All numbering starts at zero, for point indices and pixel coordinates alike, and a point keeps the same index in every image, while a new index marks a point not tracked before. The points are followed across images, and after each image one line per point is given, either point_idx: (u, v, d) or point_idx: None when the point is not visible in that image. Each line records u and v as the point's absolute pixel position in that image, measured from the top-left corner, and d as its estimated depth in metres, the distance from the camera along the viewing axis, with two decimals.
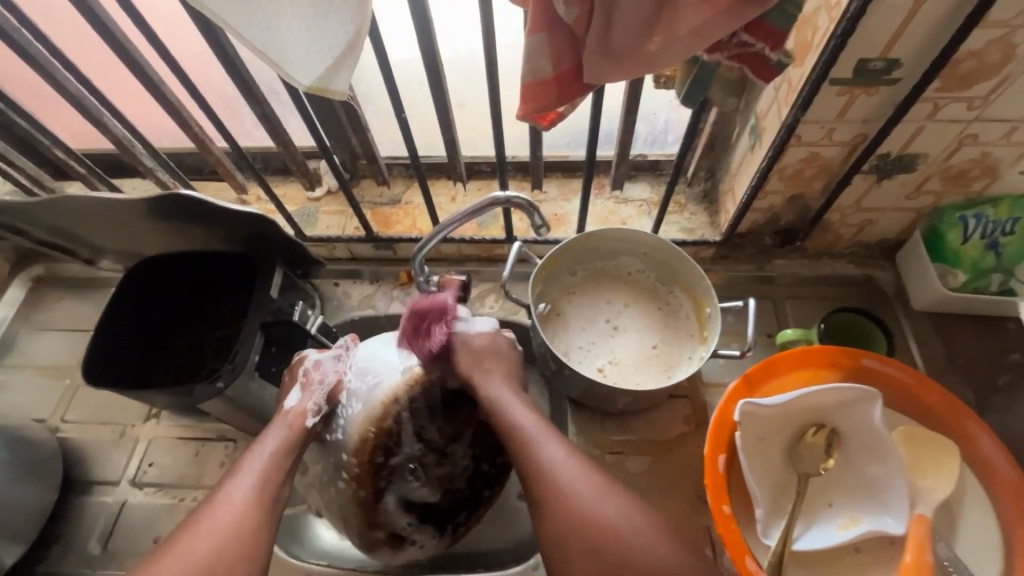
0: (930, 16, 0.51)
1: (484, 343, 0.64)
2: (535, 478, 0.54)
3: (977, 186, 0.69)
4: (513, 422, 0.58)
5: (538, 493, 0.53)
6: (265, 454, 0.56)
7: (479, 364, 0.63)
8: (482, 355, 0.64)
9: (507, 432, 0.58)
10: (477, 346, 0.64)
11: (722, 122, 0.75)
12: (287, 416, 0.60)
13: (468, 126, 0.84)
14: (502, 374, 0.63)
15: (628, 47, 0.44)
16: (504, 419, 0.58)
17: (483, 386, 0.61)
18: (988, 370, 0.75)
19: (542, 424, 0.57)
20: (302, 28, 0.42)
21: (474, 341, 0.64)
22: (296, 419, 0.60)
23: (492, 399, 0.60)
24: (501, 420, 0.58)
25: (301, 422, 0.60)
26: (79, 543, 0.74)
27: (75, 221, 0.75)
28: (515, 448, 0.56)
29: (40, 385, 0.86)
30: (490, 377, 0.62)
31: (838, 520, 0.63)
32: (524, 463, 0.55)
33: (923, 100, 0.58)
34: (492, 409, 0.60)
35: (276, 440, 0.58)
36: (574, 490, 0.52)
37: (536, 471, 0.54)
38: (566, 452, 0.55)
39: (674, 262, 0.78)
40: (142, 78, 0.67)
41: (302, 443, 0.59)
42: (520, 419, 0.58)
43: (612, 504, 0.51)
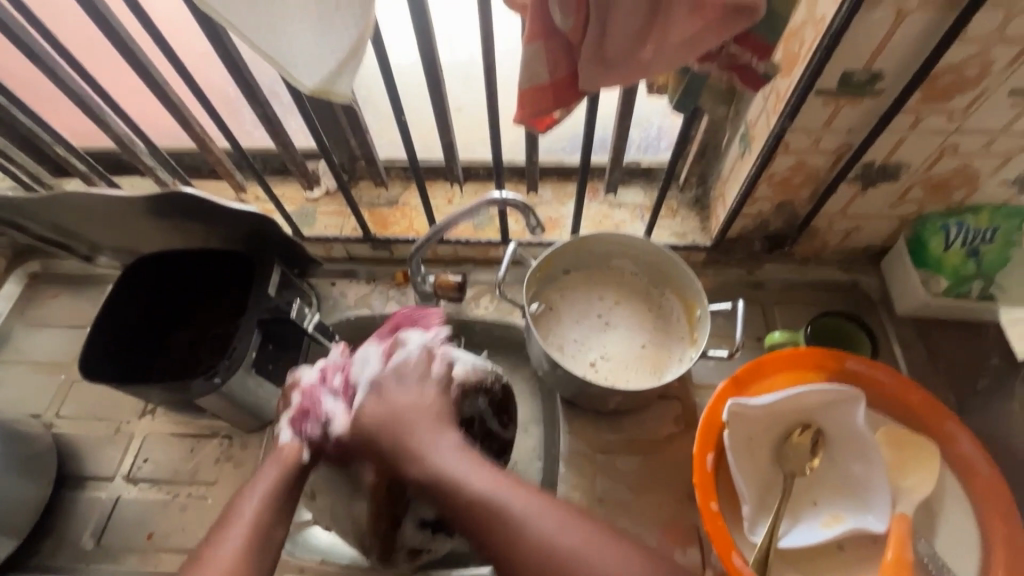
0: (911, 30, 0.53)
1: (399, 403, 0.55)
2: (514, 561, 0.46)
3: (958, 195, 0.72)
4: (466, 495, 0.49)
5: (519, 569, 0.46)
6: (254, 501, 0.53)
7: (404, 435, 0.53)
8: (399, 415, 0.54)
9: (461, 511, 0.49)
10: (370, 412, 0.56)
11: (713, 129, 0.77)
12: (282, 452, 0.57)
13: (466, 130, 0.85)
14: (433, 431, 0.53)
15: (621, 56, 0.45)
16: (452, 495, 0.49)
17: (419, 459, 0.52)
18: (969, 374, 0.78)
19: (496, 486, 0.49)
20: (308, 32, 0.44)
21: (378, 405, 0.56)
22: (290, 456, 0.57)
23: (432, 475, 0.50)
24: (450, 496, 0.49)
25: (295, 458, 0.57)
26: (72, 537, 0.74)
27: (75, 217, 0.76)
28: (475, 524, 0.48)
29: (35, 380, 0.86)
30: (421, 446, 0.52)
31: (821, 518, 0.65)
32: (498, 546, 0.47)
33: (905, 111, 0.61)
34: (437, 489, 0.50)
35: (270, 478, 0.55)
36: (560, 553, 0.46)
37: (509, 545, 0.47)
38: (534, 517, 0.48)
39: (666, 265, 0.80)
40: (146, 77, 0.68)
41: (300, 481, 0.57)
42: (471, 491, 0.49)
43: (603, 558, 0.47)
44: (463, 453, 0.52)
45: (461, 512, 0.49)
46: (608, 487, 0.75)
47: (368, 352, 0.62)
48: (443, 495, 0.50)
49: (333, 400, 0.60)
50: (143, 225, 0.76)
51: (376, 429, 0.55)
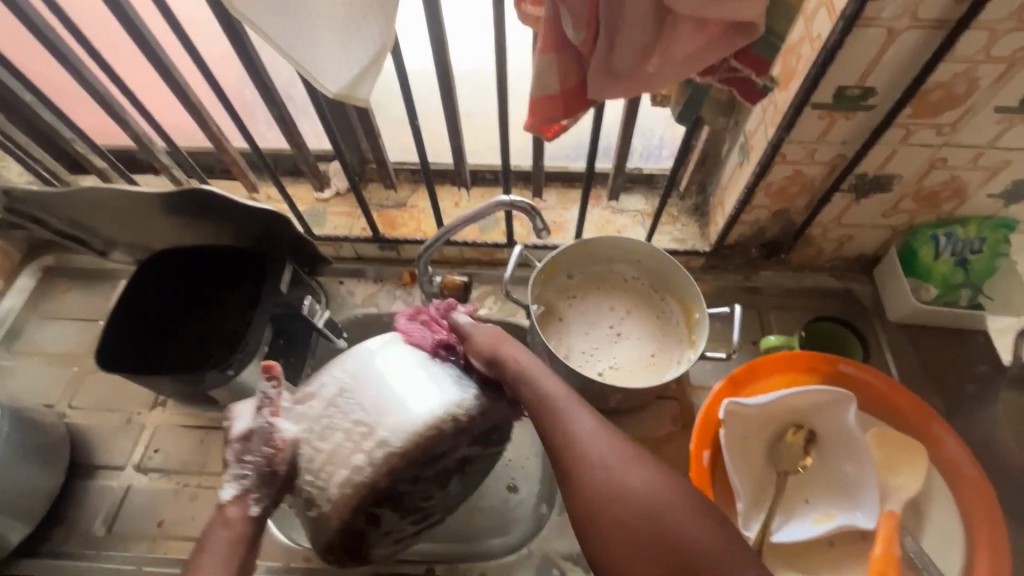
0: (901, 48, 0.56)
1: (498, 325, 0.62)
2: (562, 451, 0.49)
3: (947, 207, 0.75)
4: (539, 387, 0.53)
5: (566, 460, 0.48)
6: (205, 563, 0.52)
7: (497, 335, 0.59)
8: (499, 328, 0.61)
9: (531, 400, 0.53)
10: (483, 332, 0.61)
11: (713, 139, 0.80)
12: (225, 513, 0.55)
13: (474, 136, 0.88)
14: (521, 340, 0.59)
15: (627, 69, 0.48)
16: (528, 386, 0.54)
17: (505, 353, 0.57)
18: (958, 379, 0.80)
19: (570, 391, 0.53)
20: (334, 41, 0.46)
21: (493, 326, 0.62)
22: (235, 513, 0.55)
23: (516, 365, 0.56)
24: (527, 386, 0.54)
25: (243, 515, 0.56)
26: (84, 525, 0.76)
27: (94, 213, 0.79)
28: (539, 412, 0.52)
29: (48, 372, 0.88)
30: (508, 343, 0.59)
31: (813, 515, 0.67)
32: (552, 434, 0.50)
33: (897, 125, 0.63)
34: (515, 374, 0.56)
35: (221, 539, 0.54)
36: (606, 456, 0.48)
37: (563, 438, 0.49)
38: (595, 423, 0.50)
39: (668, 270, 0.82)
40: (168, 78, 0.71)
41: (251, 540, 0.55)
42: (546, 388, 0.53)
43: (640, 472, 0.47)
44: (543, 362, 0.57)
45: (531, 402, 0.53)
46: None
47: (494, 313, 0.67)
48: (517, 382, 0.55)
49: (459, 314, 0.64)
50: (161, 222, 0.78)
51: (478, 333, 0.60)
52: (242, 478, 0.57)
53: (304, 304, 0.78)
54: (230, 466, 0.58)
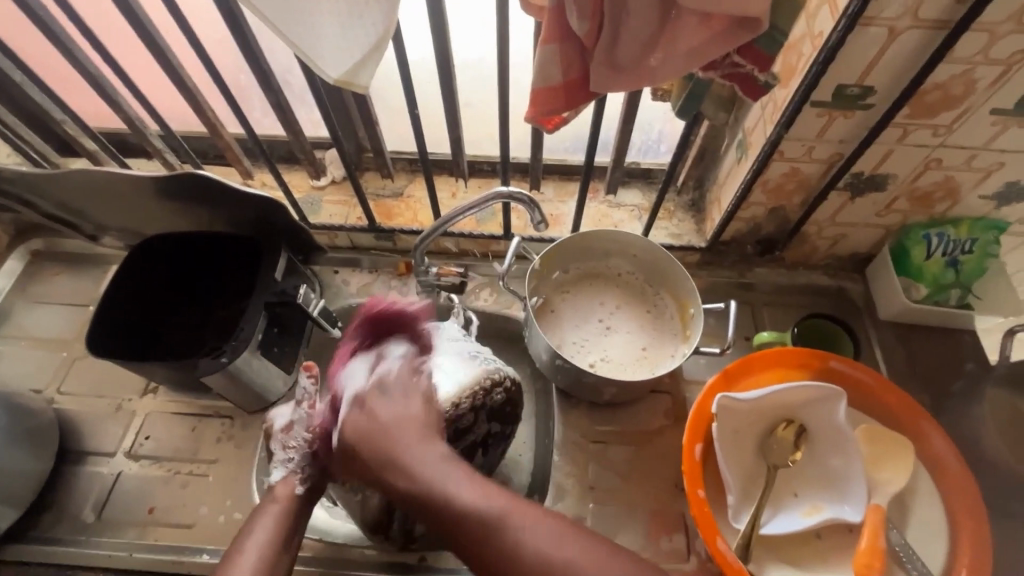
0: (902, 47, 0.56)
1: (380, 416, 0.62)
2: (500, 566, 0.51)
3: (940, 207, 0.76)
4: (453, 505, 0.53)
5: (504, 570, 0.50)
6: (258, 537, 0.59)
7: (390, 451, 0.59)
8: (389, 427, 0.60)
9: (452, 521, 0.53)
10: (357, 425, 0.62)
11: (712, 135, 0.80)
12: (275, 492, 0.63)
13: (473, 126, 0.88)
14: (423, 444, 0.59)
15: (631, 60, 0.48)
16: (444, 503, 0.54)
17: (409, 472, 0.57)
18: (945, 378, 0.81)
19: (488, 498, 0.53)
20: (335, 26, 0.46)
21: (363, 421, 0.62)
22: (285, 492, 0.63)
23: (423, 486, 0.55)
24: (443, 505, 0.54)
25: (291, 494, 0.63)
26: (73, 511, 0.75)
27: (85, 196, 0.77)
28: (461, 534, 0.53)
29: (36, 356, 0.87)
30: (406, 460, 0.58)
31: (801, 508, 0.68)
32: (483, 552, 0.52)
33: (894, 125, 0.64)
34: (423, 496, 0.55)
35: (270, 518, 0.61)
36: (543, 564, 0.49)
37: (495, 550, 0.51)
38: (521, 532, 0.51)
39: (663, 265, 0.83)
40: (163, 60, 0.70)
41: (297, 514, 0.63)
42: (463, 500, 0.53)
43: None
44: (453, 465, 0.57)
45: (451, 520, 0.53)
46: (598, 475, 0.78)
47: (353, 372, 0.66)
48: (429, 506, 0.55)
49: (334, 413, 0.66)
50: (156, 205, 0.78)
51: (367, 445, 0.60)
52: (289, 461, 0.65)
53: (299, 292, 0.79)
54: (278, 452, 0.65)
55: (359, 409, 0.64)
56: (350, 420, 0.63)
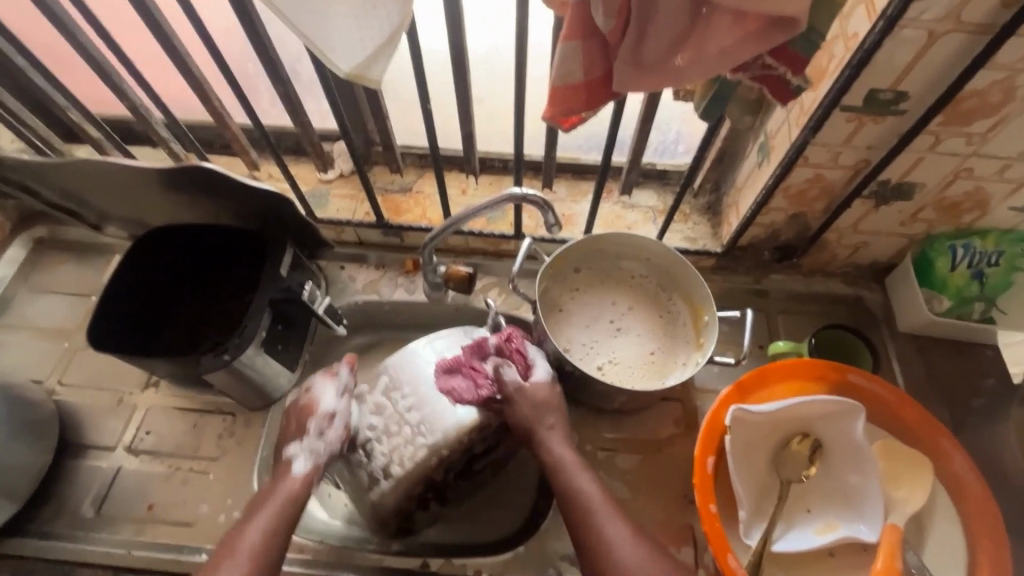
0: (940, 52, 0.53)
1: (551, 392, 0.67)
2: (591, 552, 0.59)
3: (968, 218, 0.73)
4: (575, 490, 0.61)
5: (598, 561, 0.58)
6: (260, 528, 0.58)
7: (536, 419, 0.65)
8: (552, 406, 0.66)
9: (570, 501, 0.61)
10: (539, 391, 0.66)
11: (732, 137, 0.78)
12: (293, 481, 0.62)
13: (485, 122, 0.85)
14: (568, 436, 0.66)
15: (656, 60, 0.46)
16: (571, 485, 0.62)
17: (550, 448, 0.64)
18: (965, 393, 0.79)
19: (604, 495, 0.62)
20: (346, 17, 0.44)
21: (541, 393, 0.66)
22: (298, 487, 0.62)
23: (559, 463, 0.63)
24: (569, 488, 0.61)
25: (305, 490, 0.62)
26: (72, 505, 0.74)
27: (90, 184, 0.76)
28: (575, 513, 0.60)
29: (38, 346, 0.86)
30: (553, 436, 0.65)
31: (814, 525, 0.67)
32: (582, 535, 0.59)
33: (927, 132, 0.61)
34: (551, 469, 0.63)
35: (275, 510, 0.60)
36: (629, 565, 0.57)
37: (599, 543, 0.58)
38: (626, 531, 0.59)
39: (677, 270, 0.81)
40: (168, 46, 0.68)
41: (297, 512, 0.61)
42: (584, 489, 0.61)
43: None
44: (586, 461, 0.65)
45: (572, 505, 0.61)
46: (605, 484, 0.76)
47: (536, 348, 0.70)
48: (556, 480, 0.62)
49: (513, 364, 0.67)
50: (161, 196, 0.76)
51: (533, 409, 0.65)
52: (318, 451, 0.64)
53: (305, 288, 0.77)
54: (309, 437, 0.64)
55: (550, 382, 0.67)
56: (536, 382, 0.66)
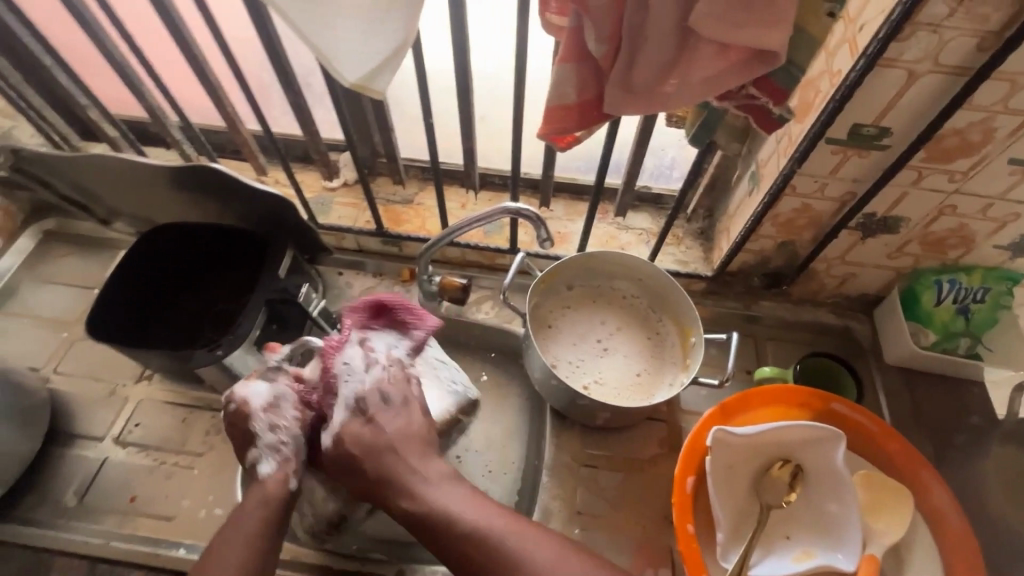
0: (920, 90, 0.56)
1: (375, 428, 0.61)
2: None
3: (953, 254, 0.74)
4: (452, 520, 0.56)
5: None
6: (247, 509, 0.58)
7: (387, 465, 0.59)
8: (385, 444, 0.60)
9: (455, 540, 0.56)
10: (373, 429, 0.61)
11: (725, 165, 0.80)
12: (264, 483, 0.60)
13: (487, 139, 0.88)
14: (421, 462, 0.60)
15: (645, 86, 0.48)
16: (447, 521, 0.56)
17: (409, 492, 0.58)
18: (951, 428, 0.79)
19: (487, 513, 0.57)
20: (354, 30, 0.46)
21: (362, 430, 0.61)
22: (277, 478, 0.60)
23: (426, 497, 0.58)
24: (446, 523, 0.56)
25: (283, 486, 0.60)
26: (55, 493, 0.75)
27: (105, 181, 0.79)
28: (472, 552, 0.55)
29: (38, 335, 0.88)
30: (409, 474, 0.59)
31: (793, 552, 0.67)
32: (493, 573, 0.54)
33: (910, 167, 0.63)
34: (422, 513, 0.57)
35: (262, 496, 0.59)
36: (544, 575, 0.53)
37: (506, 567, 0.54)
38: (526, 543, 0.55)
39: (666, 290, 0.82)
40: (187, 51, 0.71)
41: (280, 500, 0.59)
42: (456, 517, 0.56)
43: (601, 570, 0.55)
44: (449, 480, 0.60)
45: (454, 533, 0.56)
46: (586, 500, 0.76)
47: (345, 364, 0.63)
48: (434, 524, 0.57)
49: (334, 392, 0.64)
50: (168, 192, 0.79)
51: (370, 461, 0.59)
52: (277, 446, 0.61)
53: (301, 291, 0.77)
54: (264, 437, 0.61)
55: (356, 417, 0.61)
56: (351, 426, 0.61)
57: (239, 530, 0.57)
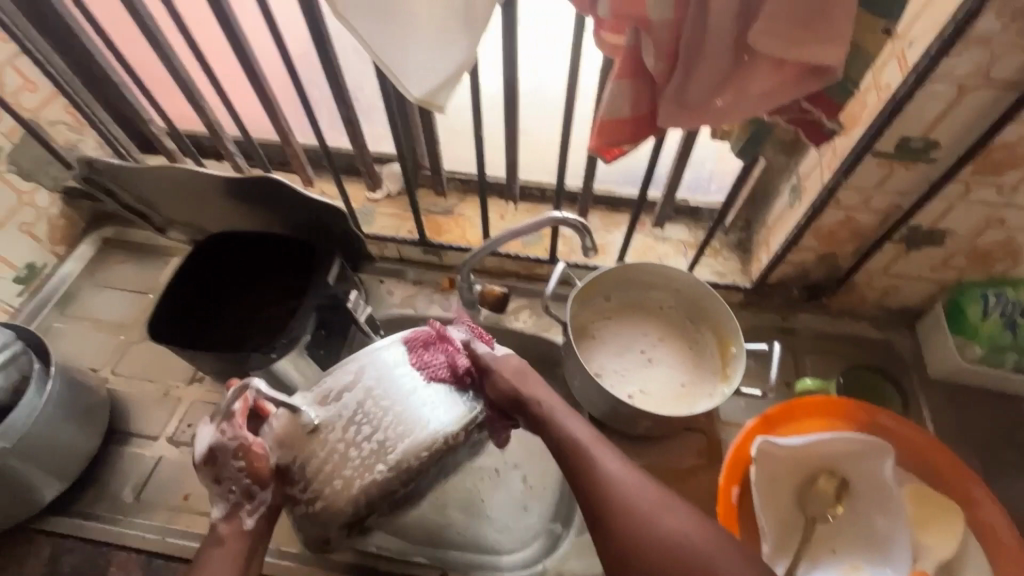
0: (970, 105, 0.56)
1: (524, 360, 0.65)
2: (605, 496, 0.55)
3: (1000, 267, 0.74)
4: (563, 431, 0.59)
5: (613, 511, 0.54)
6: (214, 554, 0.57)
7: (521, 377, 0.62)
8: (521, 369, 0.63)
9: (562, 447, 0.59)
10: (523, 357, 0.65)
11: (765, 177, 0.81)
12: (219, 529, 0.59)
13: (528, 152, 0.90)
14: (542, 381, 0.64)
15: (699, 101, 0.50)
16: (561, 431, 0.60)
17: (537, 398, 0.61)
18: (998, 443, 0.79)
19: (594, 434, 0.60)
20: (422, 52, 0.49)
21: (520, 357, 0.65)
22: (232, 526, 0.58)
23: (546, 408, 0.61)
24: (560, 432, 0.59)
25: (239, 528, 0.58)
26: (112, 489, 0.77)
27: (166, 191, 0.83)
28: (573, 458, 0.58)
29: (97, 337, 0.92)
30: (537, 391, 0.62)
31: (840, 566, 0.66)
32: (584, 477, 0.57)
33: (958, 180, 0.63)
34: (539, 420, 0.61)
35: (227, 543, 0.58)
36: (632, 494, 0.55)
37: (597, 478, 0.56)
38: (622, 465, 0.57)
39: (705, 301, 0.83)
40: (248, 68, 0.74)
41: (250, 543, 0.59)
42: (568, 428, 0.59)
43: (679, 513, 0.54)
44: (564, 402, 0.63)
45: (561, 442, 0.59)
46: None
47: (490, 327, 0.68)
48: (548, 431, 0.60)
49: (478, 344, 0.64)
50: (221, 202, 0.82)
51: (512, 376, 0.62)
52: (229, 497, 0.58)
53: (349, 297, 0.81)
54: (214, 488, 0.59)
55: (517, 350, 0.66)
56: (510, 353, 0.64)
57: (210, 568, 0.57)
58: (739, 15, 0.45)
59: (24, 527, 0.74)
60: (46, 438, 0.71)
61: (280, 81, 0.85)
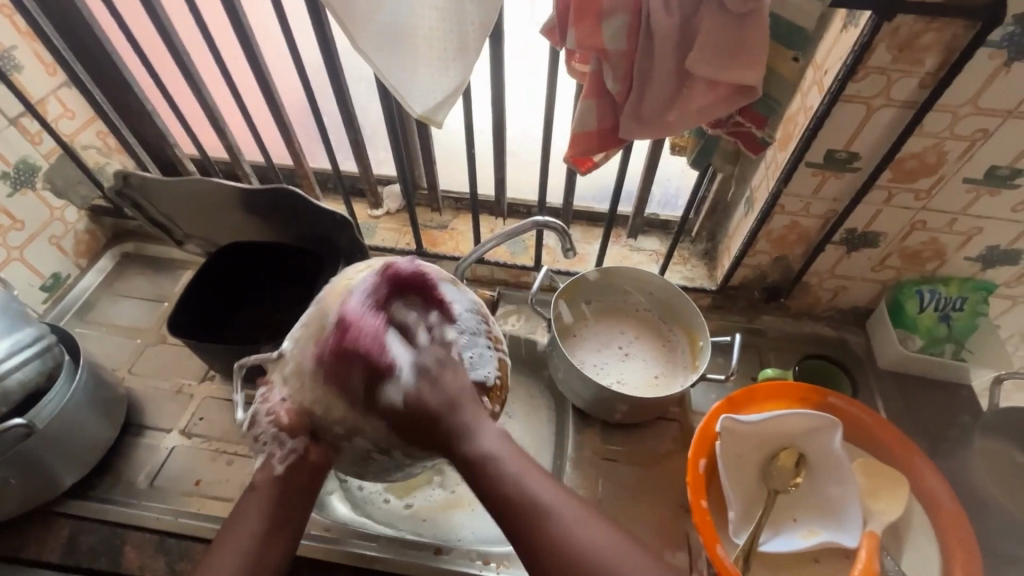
0: (879, 120, 0.68)
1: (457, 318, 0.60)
2: (536, 538, 0.52)
3: (930, 266, 0.84)
4: (494, 466, 0.54)
5: (546, 551, 0.51)
6: (248, 502, 0.61)
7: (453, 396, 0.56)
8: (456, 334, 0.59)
9: (492, 484, 0.54)
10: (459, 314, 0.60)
11: (721, 191, 0.92)
12: (257, 478, 0.62)
13: (516, 174, 1.01)
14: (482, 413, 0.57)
15: (652, 115, 0.60)
16: (488, 465, 0.54)
17: (466, 427, 0.56)
18: (939, 425, 0.88)
19: (527, 467, 0.55)
20: (427, 75, 0.59)
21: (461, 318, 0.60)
22: (264, 474, 0.62)
23: (484, 454, 0.55)
24: (488, 468, 0.54)
25: (269, 473, 0.61)
26: (128, 476, 0.83)
27: (192, 206, 0.93)
28: (501, 495, 0.53)
29: (116, 341, 0.99)
30: (467, 416, 0.56)
31: (800, 531, 0.72)
32: (517, 517, 0.53)
33: (880, 187, 0.75)
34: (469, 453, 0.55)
35: (261, 490, 0.61)
36: (564, 533, 0.51)
37: (529, 516, 0.52)
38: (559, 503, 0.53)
39: (675, 302, 0.92)
40: (270, 96, 0.86)
41: (278, 489, 0.61)
42: (496, 462, 0.54)
43: (620, 556, 0.51)
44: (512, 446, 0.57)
45: (496, 489, 0.53)
46: (607, 489, 0.83)
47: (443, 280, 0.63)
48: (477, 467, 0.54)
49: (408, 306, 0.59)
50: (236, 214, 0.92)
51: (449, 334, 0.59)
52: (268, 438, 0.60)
53: None
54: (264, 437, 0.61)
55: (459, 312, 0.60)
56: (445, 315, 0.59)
57: (245, 512, 0.60)
58: (678, 47, 0.56)
59: (45, 512, 0.79)
60: (72, 426, 0.76)
61: (297, 112, 0.97)
